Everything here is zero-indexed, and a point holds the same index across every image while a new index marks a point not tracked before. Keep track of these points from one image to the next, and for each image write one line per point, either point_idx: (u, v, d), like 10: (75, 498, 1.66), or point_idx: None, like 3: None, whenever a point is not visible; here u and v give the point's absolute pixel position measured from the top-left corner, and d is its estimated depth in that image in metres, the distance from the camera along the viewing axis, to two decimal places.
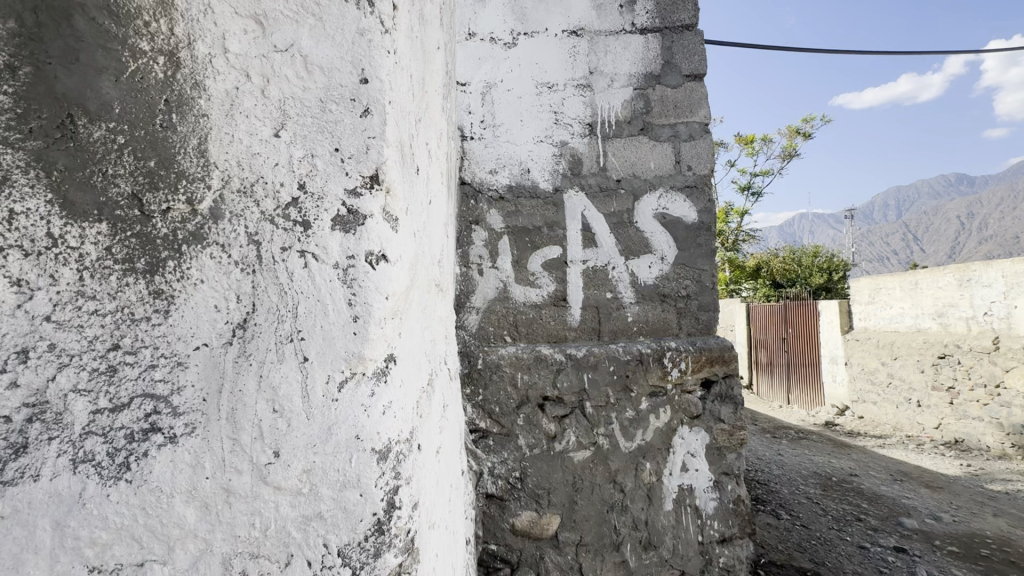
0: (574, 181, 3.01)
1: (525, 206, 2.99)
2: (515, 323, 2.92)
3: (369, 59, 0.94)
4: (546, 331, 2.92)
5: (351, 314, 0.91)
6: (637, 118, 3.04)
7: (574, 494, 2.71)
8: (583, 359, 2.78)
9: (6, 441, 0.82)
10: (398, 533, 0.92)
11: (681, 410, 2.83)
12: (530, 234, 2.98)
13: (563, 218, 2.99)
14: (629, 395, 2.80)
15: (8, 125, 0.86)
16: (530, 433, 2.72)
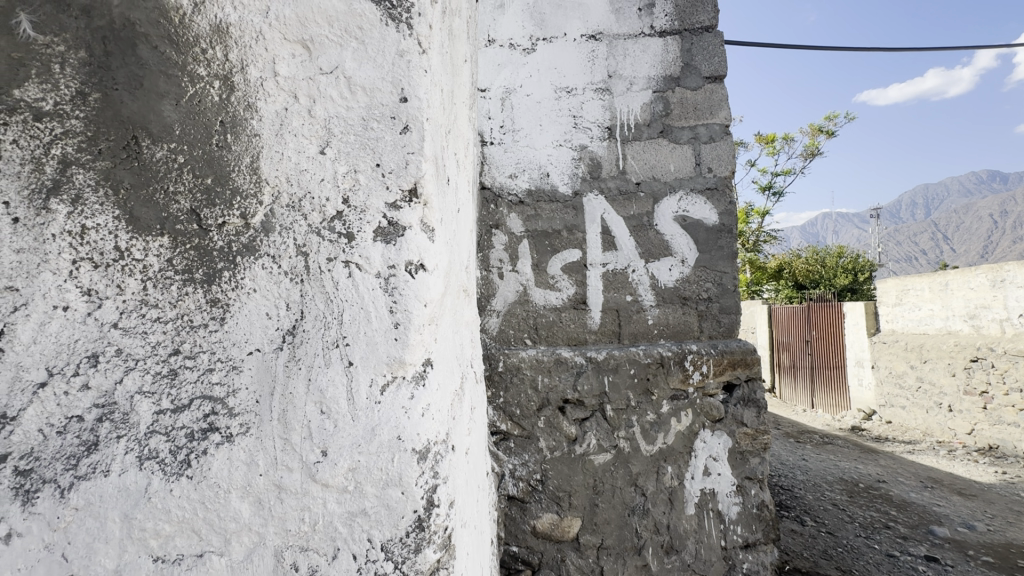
0: (593, 184, 3.03)
1: (544, 211, 3.03)
2: (535, 326, 2.96)
3: (408, 79, 0.99)
4: (566, 334, 2.96)
5: (392, 321, 0.96)
6: (657, 121, 3.05)
7: (595, 497, 2.73)
8: (604, 362, 2.79)
9: (81, 439, 0.90)
10: (437, 530, 0.97)
11: (703, 414, 2.83)
12: (550, 238, 3.02)
13: (584, 222, 3.02)
14: (651, 398, 2.81)
15: (80, 147, 0.94)
16: (550, 436, 2.75)
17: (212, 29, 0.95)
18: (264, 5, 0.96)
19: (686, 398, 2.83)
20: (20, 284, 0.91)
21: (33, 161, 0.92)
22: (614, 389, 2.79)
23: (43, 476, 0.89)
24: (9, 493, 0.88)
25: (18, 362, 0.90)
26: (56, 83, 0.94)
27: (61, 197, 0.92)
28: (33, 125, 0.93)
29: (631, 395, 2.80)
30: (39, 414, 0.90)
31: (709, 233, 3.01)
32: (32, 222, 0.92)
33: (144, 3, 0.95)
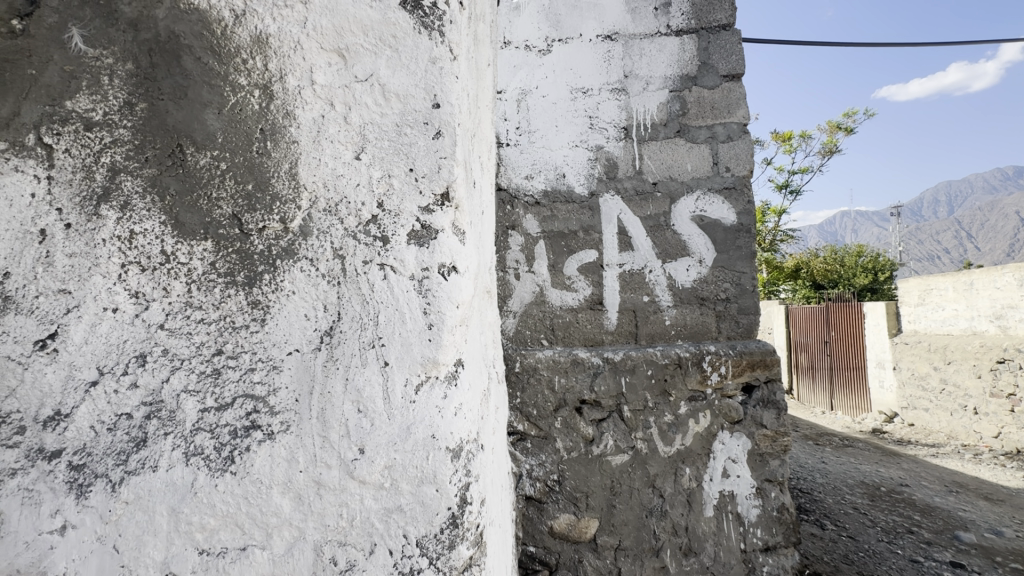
0: (609, 185, 3.04)
1: (560, 211, 3.04)
2: (552, 327, 2.97)
3: (441, 85, 1.01)
4: (583, 335, 2.97)
5: (426, 322, 0.98)
6: (674, 121, 3.04)
7: (612, 498, 2.73)
8: (621, 363, 2.79)
9: (130, 435, 0.94)
10: (469, 527, 0.99)
11: (723, 415, 2.82)
12: (567, 238, 3.03)
13: (600, 222, 3.02)
14: (669, 399, 2.80)
15: (128, 155, 0.98)
16: (567, 437, 2.76)
17: (252, 39, 0.98)
18: (302, 15, 0.98)
19: (705, 399, 2.81)
20: (73, 287, 0.96)
21: (85, 170, 0.97)
22: (632, 389, 2.79)
23: (96, 471, 0.93)
24: (64, 486, 0.92)
25: (71, 361, 0.95)
26: (105, 95, 0.98)
27: (110, 204, 0.97)
28: (84, 135, 0.98)
29: (649, 396, 2.79)
30: (92, 410, 0.94)
31: (727, 233, 2.99)
32: (83, 228, 0.97)
33: (188, 16, 0.99)
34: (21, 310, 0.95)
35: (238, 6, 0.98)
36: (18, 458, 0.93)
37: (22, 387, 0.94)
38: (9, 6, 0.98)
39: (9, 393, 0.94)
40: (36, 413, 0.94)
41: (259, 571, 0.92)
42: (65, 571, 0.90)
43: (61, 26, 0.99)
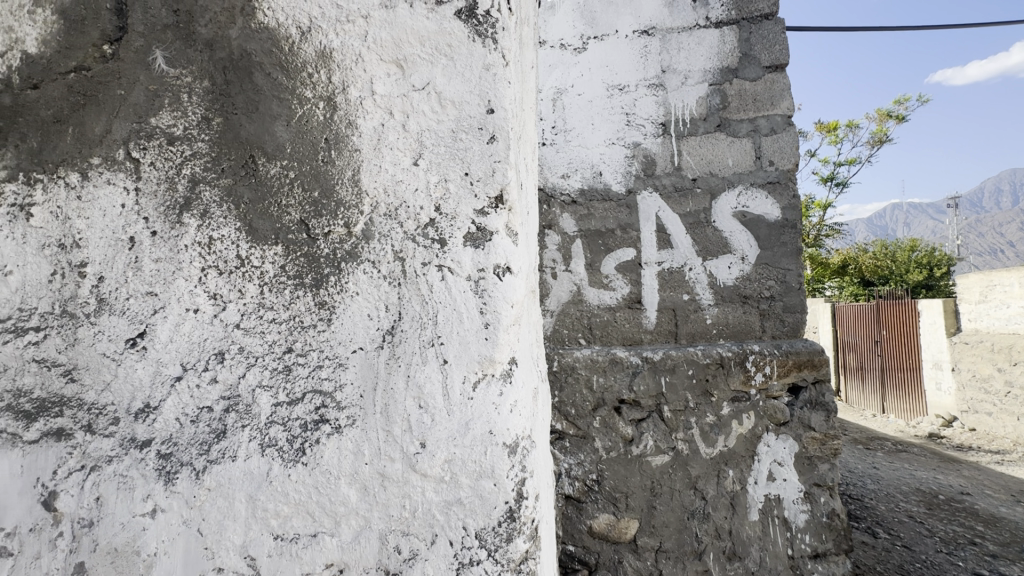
0: (647, 181, 3.00)
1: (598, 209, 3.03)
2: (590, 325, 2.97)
3: (495, 91, 1.04)
4: (622, 334, 2.96)
5: (483, 321, 1.01)
6: (713, 115, 2.99)
7: (653, 499, 2.71)
8: (660, 362, 2.76)
9: (211, 427, 1.01)
10: (526, 521, 1.01)
11: (768, 417, 2.75)
12: (604, 237, 3.02)
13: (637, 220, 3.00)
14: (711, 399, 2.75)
15: (206, 167, 1.05)
16: (606, 436, 2.76)
17: (317, 54, 1.04)
18: (363, 29, 1.04)
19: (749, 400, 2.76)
20: (159, 290, 1.04)
21: (168, 182, 1.05)
22: (672, 389, 2.76)
23: (181, 459, 1.00)
24: (154, 472, 1.00)
25: (158, 358, 1.03)
26: (185, 111, 1.06)
27: (191, 213, 1.05)
28: (167, 149, 1.06)
29: (689, 397, 2.75)
30: (177, 403, 1.02)
31: (771, 229, 2.92)
32: (167, 235, 1.05)
33: (258, 35, 1.05)
34: (115, 311, 1.05)
35: (304, 23, 1.04)
36: (114, 446, 1.02)
37: (116, 380, 1.04)
38: (103, 33, 1.08)
39: (105, 386, 1.04)
40: (128, 405, 1.03)
41: (329, 556, 0.97)
42: (157, 549, 0.99)
43: (145, 49, 1.07)
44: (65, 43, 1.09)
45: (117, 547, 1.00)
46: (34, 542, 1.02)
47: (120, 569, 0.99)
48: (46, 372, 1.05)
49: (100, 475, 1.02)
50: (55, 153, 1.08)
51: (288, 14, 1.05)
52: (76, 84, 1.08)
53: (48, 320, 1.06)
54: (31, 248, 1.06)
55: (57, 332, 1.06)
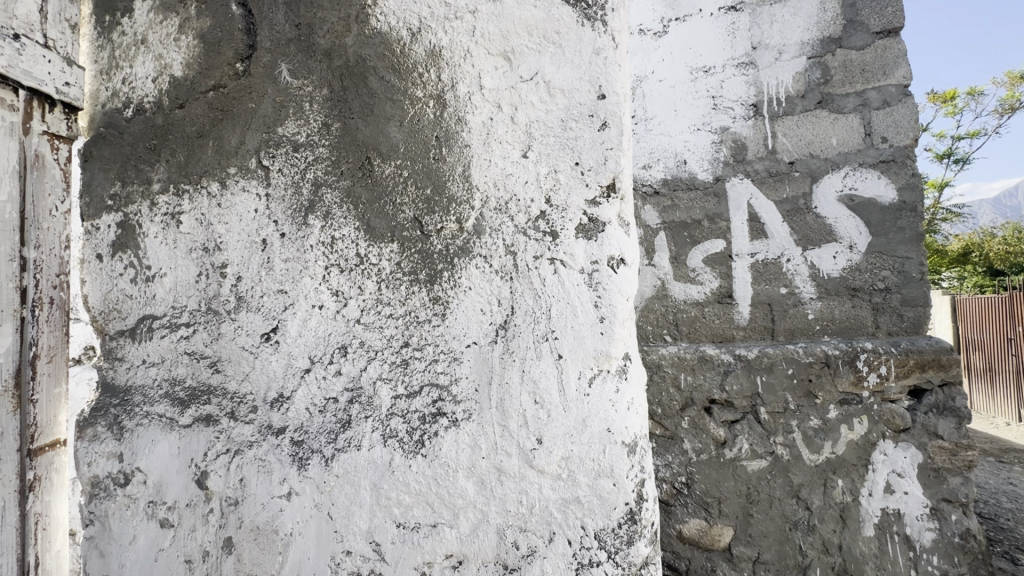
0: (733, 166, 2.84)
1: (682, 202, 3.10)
2: (675, 322, 3.03)
3: (606, 76, 1.00)
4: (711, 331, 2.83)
5: (598, 315, 0.97)
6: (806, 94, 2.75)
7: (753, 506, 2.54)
8: (755, 361, 2.75)
9: (338, 417, 1.06)
10: (647, 524, 0.96)
11: (883, 421, 2.61)
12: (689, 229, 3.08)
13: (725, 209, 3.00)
14: (815, 402, 2.67)
15: (327, 170, 1.11)
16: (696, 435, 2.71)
17: (427, 54, 1.06)
18: (471, 24, 1.04)
19: (859, 403, 2.63)
20: (289, 288, 1.12)
21: (294, 186, 1.12)
22: (769, 390, 2.73)
23: (312, 447, 1.07)
24: (289, 458, 1.08)
25: (290, 351, 1.11)
26: (307, 119, 1.13)
27: (315, 215, 1.11)
28: (293, 156, 1.13)
29: (789, 398, 2.70)
30: (307, 394, 1.09)
31: (884, 215, 2.83)
32: (295, 236, 1.12)
33: (372, 40, 1.09)
34: (251, 308, 1.14)
35: (414, 24, 1.07)
36: (254, 432, 1.11)
37: (253, 372, 1.12)
38: (236, 51, 1.17)
39: (245, 376, 1.13)
40: (264, 394, 1.11)
41: (448, 547, 0.99)
42: (293, 530, 1.06)
43: (272, 64, 1.15)
44: (204, 65, 1.19)
45: (259, 525, 1.08)
46: (191, 516, 1.13)
47: (262, 546, 1.08)
48: (195, 363, 1.17)
49: (243, 458, 1.11)
50: (199, 165, 1.19)
51: (399, 17, 1.07)
52: (215, 101, 1.18)
53: (196, 316, 1.17)
54: (182, 252, 1.19)
55: (203, 328, 1.17)
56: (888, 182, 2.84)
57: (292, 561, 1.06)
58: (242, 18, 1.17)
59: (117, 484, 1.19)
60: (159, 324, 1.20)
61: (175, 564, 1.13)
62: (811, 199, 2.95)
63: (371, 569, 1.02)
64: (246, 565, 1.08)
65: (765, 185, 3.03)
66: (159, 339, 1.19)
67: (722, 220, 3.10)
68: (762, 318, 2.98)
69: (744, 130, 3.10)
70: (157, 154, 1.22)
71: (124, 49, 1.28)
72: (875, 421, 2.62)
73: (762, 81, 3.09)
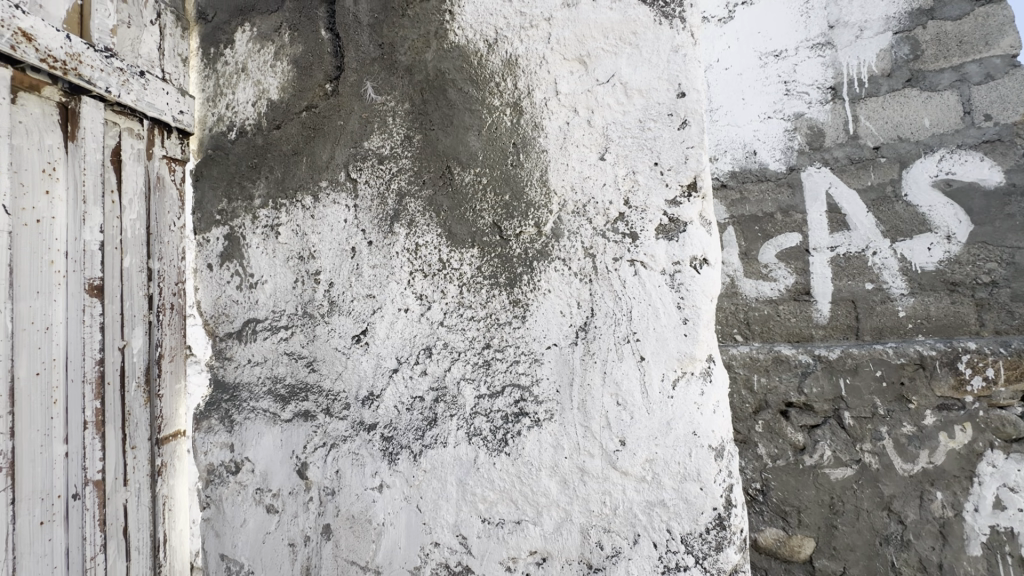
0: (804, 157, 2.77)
1: (751, 191, 3.09)
2: (747, 321, 3.05)
3: (685, 72, 0.99)
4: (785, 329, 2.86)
5: (681, 317, 0.96)
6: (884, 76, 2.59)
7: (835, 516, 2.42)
8: (837, 362, 2.56)
9: (424, 415, 1.12)
10: (736, 531, 0.94)
11: (990, 430, 2.30)
12: (761, 222, 3.05)
13: (801, 201, 2.94)
14: (907, 406, 2.42)
15: (410, 181, 1.16)
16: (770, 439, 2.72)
17: (504, 63, 1.09)
18: (546, 32, 1.06)
19: (962, 411, 2.33)
20: (377, 292, 1.18)
21: (379, 197, 1.19)
22: (853, 393, 2.53)
23: (401, 442, 1.13)
24: (380, 452, 1.15)
25: (379, 352, 1.18)
26: (391, 133, 1.19)
27: (400, 223, 1.17)
28: (378, 168, 1.20)
29: (878, 401, 2.48)
30: (395, 392, 1.15)
31: (989, 200, 2.50)
32: (381, 243, 1.18)
33: (450, 54, 1.13)
34: (343, 311, 1.22)
35: (490, 35, 1.10)
36: (348, 427, 1.19)
37: (346, 371, 1.20)
38: (325, 73, 1.26)
39: (338, 375, 1.21)
40: (356, 392, 1.19)
41: (533, 543, 1.01)
42: (385, 520, 1.13)
43: (358, 83, 1.22)
44: (298, 87, 1.29)
45: (354, 514, 1.16)
46: (293, 503, 1.23)
47: (357, 533, 1.15)
48: (294, 363, 1.27)
49: (338, 451, 1.19)
50: (295, 181, 1.29)
51: (477, 29, 1.11)
52: (308, 120, 1.27)
53: (294, 320, 1.27)
54: (281, 261, 1.30)
55: (300, 330, 1.27)
56: (994, 163, 2.50)
57: (384, 549, 1.13)
58: (331, 42, 1.26)
59: (229, 472, 1.32)
60: (262, 327, 1.31)
61: (281, 546, 1.24)
62: (900, 185, 2.69)
63: (458, 560, 1.07)
64: (343, 551, 1.16)
65: (846, 173, 2.84)
66: (263, 340, 1.31)
67: (797, 212, 2.95)
68: (844, 316, 2.79)
69: (820, 116, 2.94)
70: (258, 172, 1.34)
71: (227, 78, 1.41)
72: (981, 430, 2.31)
73: (839, 62, 2.89)
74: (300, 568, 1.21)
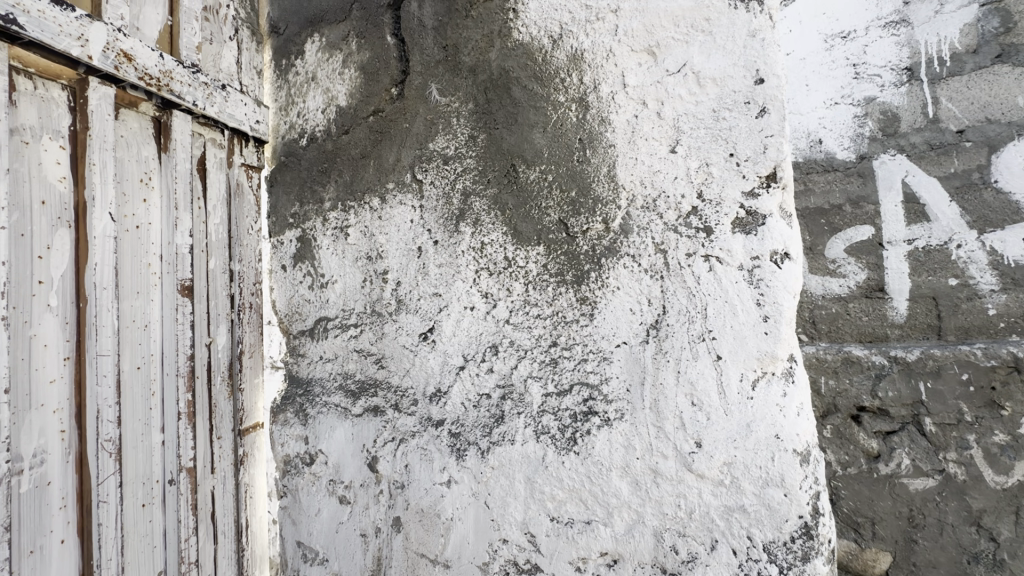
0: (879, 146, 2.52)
1: (817, 182, 2.92)
2: (814, 321, 2.91)
3: (764, 57, 0.94)
4: (858, 330, 2.75)
5: (761, 314, 0.92)
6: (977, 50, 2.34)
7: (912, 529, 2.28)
8: (916, 364, 2.37)
9: (491, 412, 1.13)
10: (824, 541, 0.89)
11: None
12: (828, 215, 2.88)
13: (874, 191, 2.74)
14: (1000, 414, 2.19)
15: (474, 180, 1.17)
16: (841, 446, 2.60)
17: (569, 59, 1.08)
18: (614, 24, 1.04)
19: None
20: (443, 291, 1.20)
21: (445, 197, 1.21)
22: (936, 398, 2.33)
23: (468, 439, 1.14)
24: (448, 448, 1.16)
25: (445, 350, 1.19)
26: (455, 133, 1.21)
27: (466, 222, 1.18)
28: (443, 169, 1.22)
29: (964, 408, 2.27)
30: (462, 389, 1.17)
31: None
32: (447, 242, 1.20)
33: (514, 52, 1.13)
34: (410, 310, 1.25)
35: (555, 31, 1.09)
36: (416, 423, 1.21)
37: (413, 368, 1.23)
38: (391, 78, 1.30)
39: (406, 372, 1.24)
40: (424, 388, 1.22)
41: (603, 545, 1.00)
42: (453, 515, 1.15)
43: (423, 86, 1.25)
44: (365, 92, 1.33)
45: (423, 508, 1.18)
46: (364, 495, 1.28)
47: (426, 527, 1.18)
48: (363, 359, 1.31)
49: (407, 446, 1.22)
50: (362, 183, 1.33)
51: (541, 26, 1.11)
52: (375, 124, 1.31)
53: (363, 318, 1.32)
54: (350, 261, 1.35)
55: (369, 328, 1.31)
56: None
57: (453, 544, 1.14)
58: (396, 47, 1.29)
59: (304, 463, 1.38)
60: (333, 325, 1.37)
61: (353, 537, 1.28)
62: (990, 169, 2.44)
63: (527, 558, 1.07)
64: (413, 544, 1.19)
65: (925, 159, 2.61)
66: (334, 338, 1.36)
67: (868, 203, 2.76)
68: (924, 314, 2.57)
69: (894, 99, 2.73)
70: (328, 176, 1.39)
71: (298, 87, 1.48)
72: None
73: (916, 40, 2.67)
74: (371, 558, 1.25)
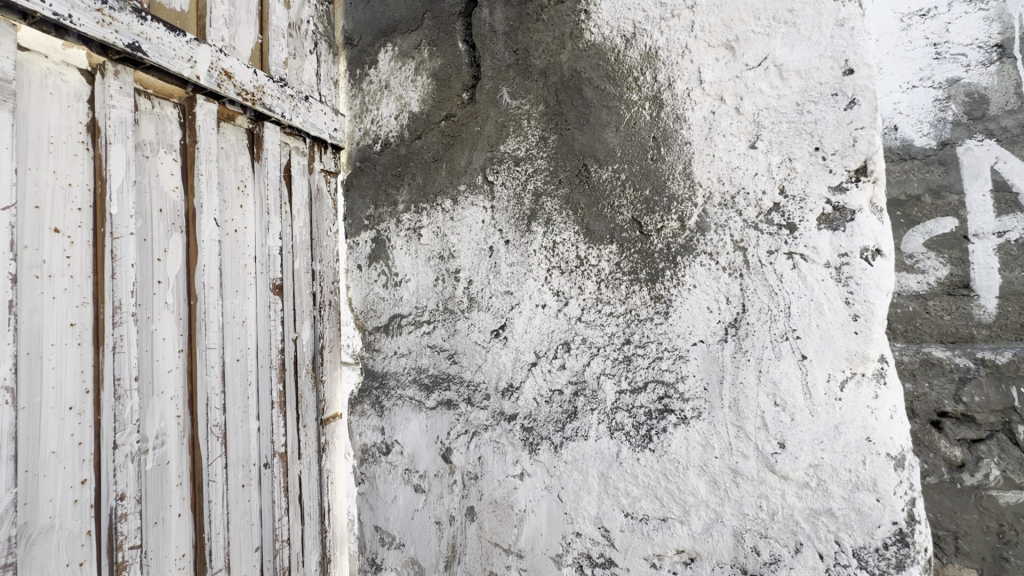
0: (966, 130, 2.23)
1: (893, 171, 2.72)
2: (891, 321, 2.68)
3: (854, 47, 0.91)
4: (939, 329, 2.53)
5: (850, 313, 0.90)
6: None
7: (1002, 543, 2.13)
8: (1007, 367, 2.20)
9: (564, 408, 1.15)
10: (921, 549, 0.85)
11: None
12: (905, 206, 2.66)
13: (959, 180, 2.53)
14: None
15: (546, 180, 1.20)
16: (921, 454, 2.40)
17: (643, 57, 1.08)
18: (690, 20, 1.03)
19: None
20: (515, 289, 1.23)
21: (516, 198, 1.24)
22: None
23: (541, 434, 1.17)
24: (521, 442, 1.20)
25: (517, 346, 1.23)
26: (526, 135, 1.23)
27: (538, 222, 1.20)
28: (515, 170, 1.25)
29: None
30: (534, 385, 1.19)
31: None
32: (519, 242, 1.23)
33: (586, 53, 1.15)
34: (482, 307, 1.29)
35: (628, 30, 1.10)
36: (488, 417, 1.26)
37: (485, 364, 1.27)
38: (463, 83, 1.34)
39: (478, 367, 1.29)
40: (496, 384, 1.25)
41: (680, 543, 1.00)
42: (526, 507, 1.18)
43: (494, 89, 1.28)
44: (437, 98, 1.39)
45: (497, 499, 1.22)
46: (439, 484, 1.33)
47: (500, 517, 1.22)
48: (437, 355, 1.37)
49: (480, 439, 1.27)
50: (435, 186, 1.38)
51: (614, 26, 1.12)
52: (447, 129, 1.36)
53: (436, 315, 1.37)
54: (423, 261, 1.41)
55: (442, 324, 1.36)
56: None
57: (527, 535, 1.18)
58: (468, 53, 1.34)
59: (381, 452, 1.45)
60: (407, 321, 1.43)
61: (428, 524, 1.34)
62: None
63: (600, 552, 1.09)
64: (487, 533, 1.23)
65: (1018, 145, 2.41)
66: (408, 334, 1.42)
67: (951, 193, 2.55)
68: (1017, 313, 2.38)
69: (981, 80, 2.50)
70: (401, 179, 1.46)
71: (372, 95, 1.56)
72: None
73: (1009, 14, 2.44)
74: (445, 545, 1.31)
